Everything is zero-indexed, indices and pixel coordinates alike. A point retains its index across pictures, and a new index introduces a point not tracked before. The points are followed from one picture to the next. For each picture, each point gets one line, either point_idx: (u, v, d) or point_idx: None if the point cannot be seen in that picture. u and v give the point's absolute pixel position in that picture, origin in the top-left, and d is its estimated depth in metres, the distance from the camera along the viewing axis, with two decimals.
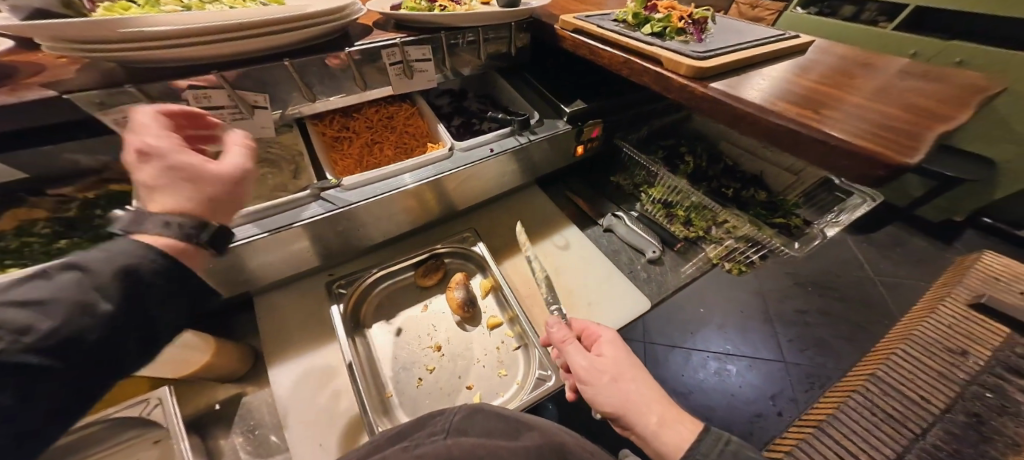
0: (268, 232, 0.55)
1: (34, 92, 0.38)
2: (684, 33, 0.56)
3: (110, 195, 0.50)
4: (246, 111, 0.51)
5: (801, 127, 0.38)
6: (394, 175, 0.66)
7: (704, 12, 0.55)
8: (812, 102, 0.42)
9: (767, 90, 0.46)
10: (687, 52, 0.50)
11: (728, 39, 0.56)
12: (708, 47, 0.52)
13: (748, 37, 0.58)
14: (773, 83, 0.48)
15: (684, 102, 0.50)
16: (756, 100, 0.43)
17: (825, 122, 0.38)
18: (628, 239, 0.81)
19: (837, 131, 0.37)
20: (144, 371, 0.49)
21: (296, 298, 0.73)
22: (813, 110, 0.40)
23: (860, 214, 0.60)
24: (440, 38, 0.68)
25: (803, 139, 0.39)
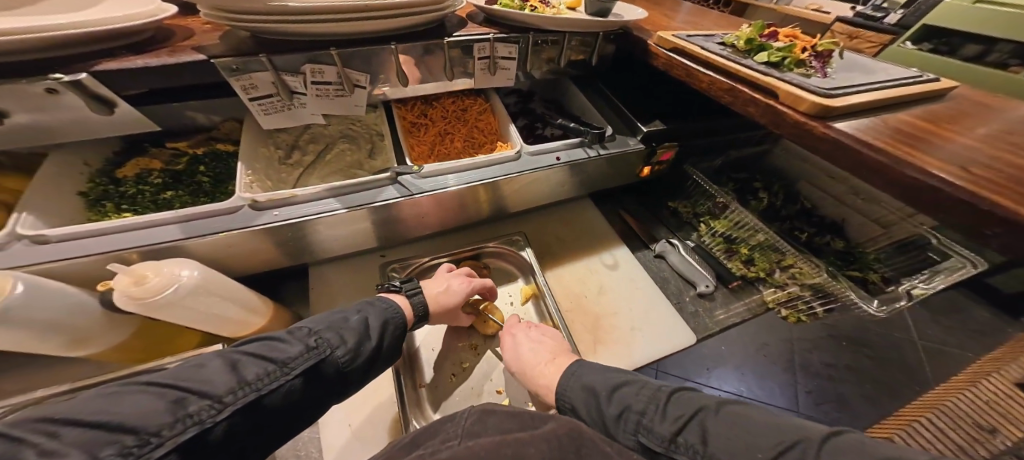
0: (347, 209, 0.56)
1: (187, 54, 0.46)
2: (804, 66, 0.56)
3: (215, 152, 0.62)
4: (347, 89, 0.58)
5: (914, 172, 0.38)
6: (441, 174, 0.64)
7: (830, 44, 0.55)
8: (936, 150, 0.41)
9: (892, 135, 0.44)
10: (810, 87, 0.48)
11: (852, 76, 0.55)
12: (832, 84, 0.51)
13: (878, 76, 0.56)
14: (896, 126, 0.46)
15: (798, 137, 0.49)
16: (860, 137, 0.43)
17: (943, 168, 0.37)
18: (680, 268, 0.80)
19: (954, 177, 0.36)
20: (214, 325, 0.51)
21: (345, 274, 0.74)
22: (938, 162, 0.39)
23: (958, 280, 0.60)
24: (528, 37, 0.69)
25: (913, 183, 0.38)
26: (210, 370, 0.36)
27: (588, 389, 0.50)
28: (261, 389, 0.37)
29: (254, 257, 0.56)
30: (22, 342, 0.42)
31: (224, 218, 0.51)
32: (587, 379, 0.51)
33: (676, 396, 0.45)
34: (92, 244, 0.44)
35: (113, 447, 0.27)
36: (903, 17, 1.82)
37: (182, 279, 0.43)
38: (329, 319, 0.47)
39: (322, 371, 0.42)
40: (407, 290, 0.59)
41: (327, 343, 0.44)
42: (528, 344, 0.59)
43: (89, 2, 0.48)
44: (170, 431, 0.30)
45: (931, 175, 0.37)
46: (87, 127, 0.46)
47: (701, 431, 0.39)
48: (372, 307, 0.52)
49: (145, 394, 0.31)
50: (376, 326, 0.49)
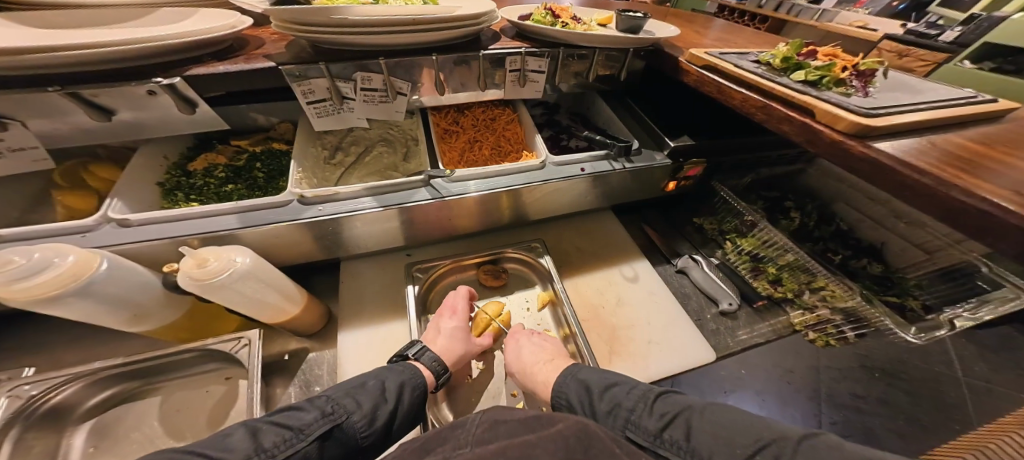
0: (383, 207, 0.60)
1: (258, 61, 0.52)
2: (844, 84, 0.55)
3: (270, 151, 0.67)
4: (390, 96, 0.63)
5: (964, 196, 0.37)
6: (466, 181, 0.67)
7: (874, 63, 0.54)
8: (989, 174, 0.39)
9: (950, 161, 0.42)
10: (851, 106, 0.48)
11: (898, 96, 0.54)
12: (873, 103, 0.50)
13: (923, 97, 0.55)
14: (947, 150, 0.45)
15: (836, 158, 0.48)
16: (909, 159, 0.42)
17: (1002, 195, 0.35)
18: (703, 285, 0.79)
19: (1014, 204, 0.34)
20: (256, 311, 0.55)
21: (375, 269, 0.78)
22: (994, 187, 0.37)
23: (1009, 310, 0.57)
24: (559, 52, 0.72)
25: (962, 208, 0.37)
26: (231, 439, 0.39)
27: (580, 384, 0.54)
28: (278, 455, 0.39)
29: (296, 248, 0.61)
30: (95, 313, 0.47)
31: (275, 210, 0.56)
32: (582, 377, 0.56)
33: (662, 398, 0.50)
34: (164, 229, 0.50)
35: None
36: (961, 34, 1.59)
37: (236, 265, 0.48)
38: (349, 385, 0.50)
39: (336, 437, 0.44)
40: (417, 354, 0.58)
41: (343, 409, 0.46)
42: (530, 349, 0.62)
43: (179, 17, 0.55)
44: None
45: (981, 199, 0.35)
46: (171, 125, 0.52)
47: (686, 428, 0.45)
48: (390, 370, 0.54)
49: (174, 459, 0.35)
50: (395, 388, 0.51)
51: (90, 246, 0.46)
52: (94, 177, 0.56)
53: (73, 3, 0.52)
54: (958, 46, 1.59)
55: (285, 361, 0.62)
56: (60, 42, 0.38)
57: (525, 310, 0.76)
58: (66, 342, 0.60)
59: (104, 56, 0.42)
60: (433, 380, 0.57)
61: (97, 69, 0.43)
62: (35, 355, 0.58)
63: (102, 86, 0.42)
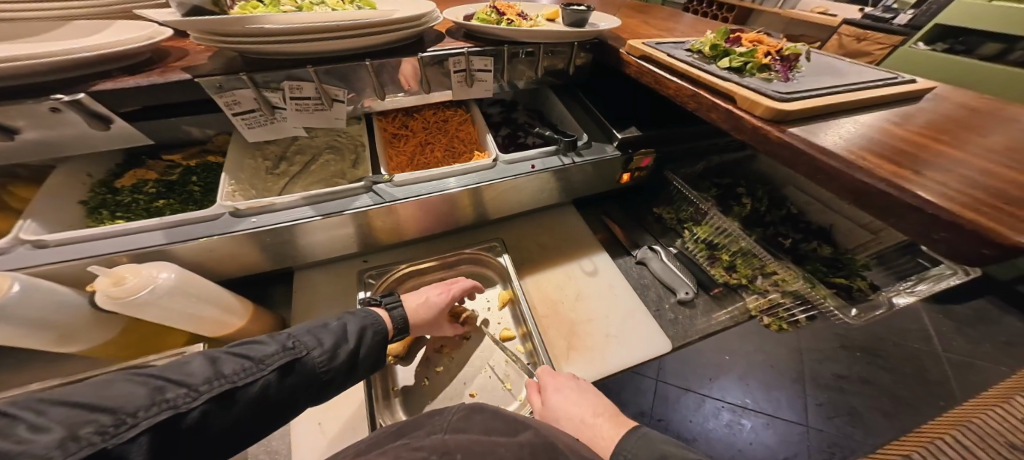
0: (322, 216, 0.59)
1: (175, 74, 0.50)
2: (768, 70, 0.56)
3: (207, 164, 0.66)
4: (325, 103, 0.62)
5: (866, 177, 0.37)
6: (441, 178, 0.68)
7: (795, 49, 0.54)
8: (898, 155, 0.40)
9: (861, 143, 0.43)
10: (770, 91, 0.49)
11: (820, 80, 0.54)
12: (794, 87, 0.50)
13: (848, 79, 0.55)
14: (862, 132, 0.45)
15: (757, 143, 0.49)
16: (819, 143, 0.43)
17: (900, 173, 0.36)
18: (662, 275, 0.79)
19: (909, 182, 0.35)
20: (194, 327, 0.54)
21: (331, 277, 0.77)
22: (897, 167, 0.37)
23: (944, 286, 0.60)
24: (503, 50, 0.71)
25: (865, 189, 0.37)
26: (191, 365, 0.39)
27: (658, 453, 0.44)
28: (238, 382, 0.39)
29: (236, 261, 0.60)
30: (8, 338, 0.44)
31: (205, 224, 0.54)
32: (662, 445, 0.45)
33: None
34: (84, 248, 0.48)
35: (91, 426, 0.30)
36: (914, 17, 1.65)
37: (159, 281, 0.47)
38: (311, 324, 0.50)
39: (299, 369, 0.44)
40: (388, 304, 0.59)
41: (304, 345, 0.46)
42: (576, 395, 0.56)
43: (97, 32, 0.54)
44: (146, 413, 0.33)
45: (880, 179, 0.36)
46: (90, 142, 0.51)
47: None
48: (354, 315, 0.54)
49: (127, 382, 0.34)
50: (355, 331, 0.51)
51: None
52: (15, 197, 0.55)
53: None
54: (912, 29, 1.65)
55: None
56: None
57: (488, 310, 0.76)
58: None
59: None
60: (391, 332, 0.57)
61: (1, 87, 0.43)
62: None
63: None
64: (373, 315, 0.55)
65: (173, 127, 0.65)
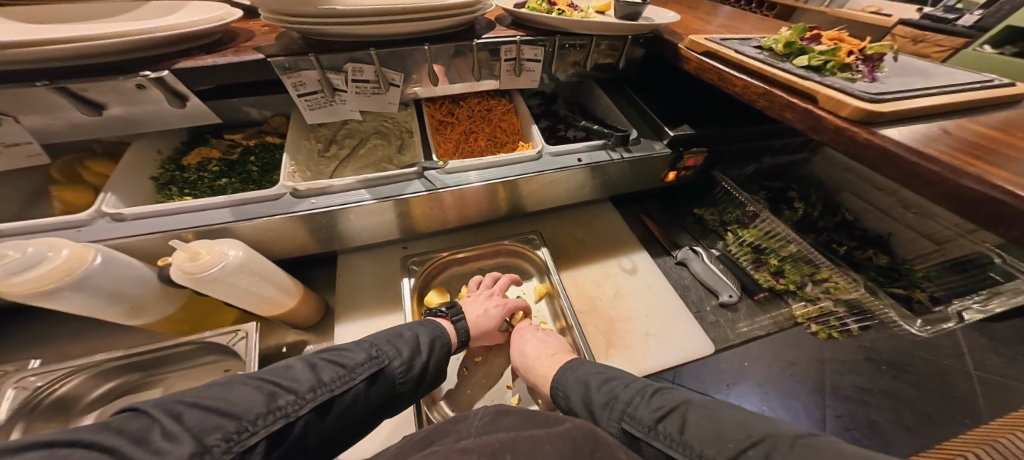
0: (377, 200, 0.60)
1: (248, 54, 0.52)
2: (849, 69, 0.54)
3: (263, 144, 0.67)
4: (382, 87, 0.62)
5: (976, 182, 0.36)
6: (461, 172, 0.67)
7: (881, 47, 0.53)
8: (1002, 160, 0.38)
9: (972, 151, 0.40)
10: (856, 92, 0.47)
11: (904, 82, 0.53)
12: (879, 89, 0.49)
13: (931, 82, 0.53)
14: (958, 135, 0.43)
15: (841, 144, 0.48)
16: (917, 146, 0.41)
17: (1011, 180, 0.35)
18: (704, 277, 0.78)
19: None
20: (254, 304, 0.55)
21: (370, 262, 0.78)
22: (1009, 174, 0.36)
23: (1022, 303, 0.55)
24: (555, 40, 0.70)
25: (971, 195, 0.36)
26: (292, 370, 0.41)
27: (581, 380, 0.54)
28: (335, 390, 0.41)
29: (290, 241, 0.61)
30: (87, 308, 0.46)
31: (269, 203, 0.55)
32: (582, 373, 0.56)
33: (659, 391, 0.50)
34: (158, 223, 0.50)
35: (218, 432, 0.31)
36: (981, 18, 1.56)
37: (228, 258, 0.47)
38: (387, 333, 0.52)
39: (382, 379, 0.46)
40: (452, 315, 0.60)
41: (387, 354, 0.48)
42: (533, 341, 0.63)
43: (172, 13, 0.55)
44: (262, 422, 0.34)
45: (992, 186, 0.35)
46: (164, 119, 0.52)
47: (680, 422, 0.44)
48: (423, 325, 0.56)
49: (246, 386, 0.36)
50: (427, 343, 0.53)
51: (82, 240, 0.46)
52: (90, 172, 0.58)
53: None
54: (977, 31, 1.55)
55: (283, 353, 0.62)
56: (45, 37, 0.39)
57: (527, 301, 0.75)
58: (68, 336, 0.60)
59: (89, 51, 0.42)
60: (455, 345, 0.60)
61: (94, 63, 0.44)
62: (35, 349, 0.58)
63: (96, 80, 0.43)
64: (442, 330, 0.57)
65: (233, 109, 0.67)
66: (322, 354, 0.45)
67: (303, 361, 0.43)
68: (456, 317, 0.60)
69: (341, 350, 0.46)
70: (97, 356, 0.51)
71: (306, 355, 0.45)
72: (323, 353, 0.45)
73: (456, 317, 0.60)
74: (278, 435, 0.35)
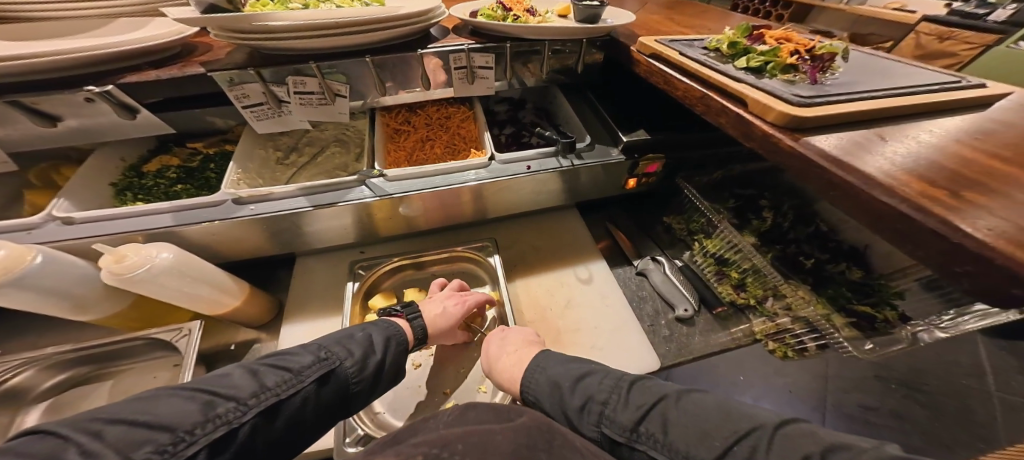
0: (315, 207, 0.61)
1: (192, 68, 0.54)
2: (791, 71, 0.51)
3: (224, 152, 0.71)
4: (328, 98, 0.64)
5: (888, 197, 0.32)
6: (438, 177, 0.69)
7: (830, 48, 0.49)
8: (926, 172, 0.34)
9: (899, 162, 0.36)
10: (786, 96, 0.44)
11: (851, 83, 0.49)
12: (815, 92, 0.46)
13: (884, 83, 0.49)
14: (892, 143, 0.40)
15: (768, 151, 0.45)
16: (840, 155, 0.38)
17: (925, 193, 0.31)
18: (662, 289, 0.75)
19: (936, 204, 0.30)
20: (193, 305, 0.58)
21: (329, 265, 0.80)
22: (926, 188, 0.32)
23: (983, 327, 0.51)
24: (505, 47, 0.69)
25: (883, 210, 0.33)
26: (231, 377, 0.41)
27: (553, 382, 0.53)
28: (281, 395, 0.42)
29: (238, 244, 0.64)
30: (32, 304, 0.50)
31: (211, 209, 0.58)
32: (555, 372, 0.54)
33: (636, 386, 0.49)
34: (101, 226, 0.53)
35: (150, 445, 0.31)
36: (1017, 12, 1.41)
37: (155, 261, 0.50)
38: (338, 335, 0.52)
39: (333, 380, 0.47)
40: (409, 313, 0.62)
41: (337, 355, 0.49)
42: (500, 341, 0.60)
43: (133, 29, 0.59)
44: (200, 430, 0.35)
45: (903, 200, 0.31)
46: (121, 129, 0.56)
47: (661, 421, 0.43)
48: (377, 325, 0.57)
49: (178, 397, 0.36)
50: (381, 341, 0.54)
51: (30, 241, 0.50)
52: (63, 177, 0.64)
53: (32, 22, 0.57)
54: (1012, 25, 1.41)
55: (229, 351, 0.65)
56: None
57: None
58: (42, 330, 0.66)
59: (36, 68, 0.46)
60: (413, 342, 0.60)
61: (46, 79, 0.48)
62: (15, 339, 0.64)
63: (43, 95, 0.46)
64: (396, 328, 0.58)
65: (198, 119, 0.71)
66: (267, 361, 0.45)
67: (246, 368, 0.43)
68: (412, 316, 0.62)
69: (289, 354, 0.47)
70: (50, 349, 0.58)
71: (251, 361, 0.45)
72: (269, 359, 0.45)
73: (412, 315, 0.61)
74: (220, 445, 0.35)
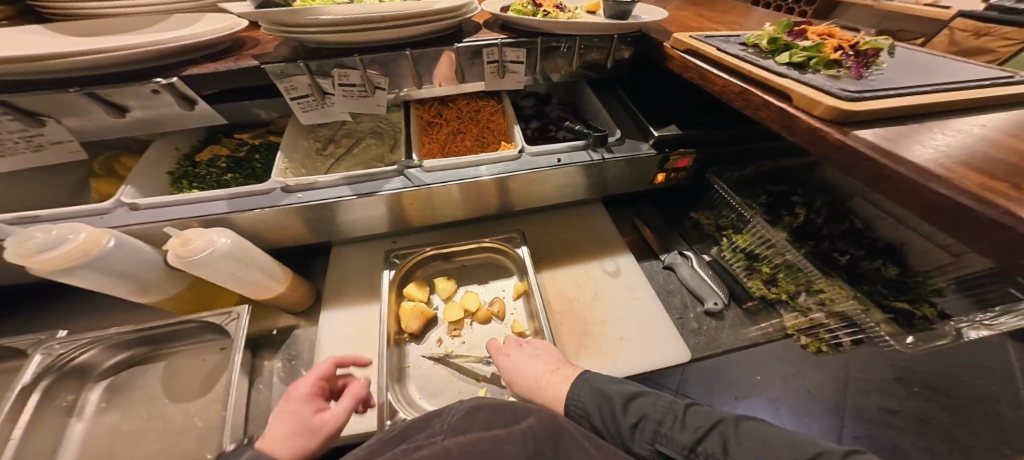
0: (357, 196, 0.64)
1: (246, 61, 0.57)
2: (836, 67, 0.51)
3: (269, 143, 0.74)
4: (368, 90, 0.66)
5: (945, 188, 0.32)
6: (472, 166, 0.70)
7: (875, 44, 0.49)
8: (991, 165, 0.34)
9: (953, 154, 0.36)
10: (832, 91, 0.44)
11: (898, 79, 0.49)
12: (863, 87, 0.46)
13: (934, 79, 0.49)
14: (946, 135, 0.39)
15: (814, 146, 0.45)
16: (894, 148, 0.37)
17: (986, 185, 0.31)
18: (690, 283, 0.75)
19: (1000, 196, 0.30)
20: (243, 289, 0.61)
21: (363, 254, 0.83)
22: (989, 181, 0.32)
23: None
24: (536, 42, 0.70)
25: (941, 202, 0.33)
26: None
27: (602, 396, 0.52)
28: None
29: (282, 232, 0.67)
30: (104, 284, 0.53)
31: (260, 197, 0.61)
32: (603, 387, 0.53)
33: (691, 409, 0.49)
34: (162, 212, 0.57)
35: None
36: None
37: (218, 244, 0.53)
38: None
39: None
40: None
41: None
42: (529, 359, 0.58)
43: (189, 25, 0.63)
44: None
45: (961, 191, 0.31)
46: (180, 120, 0.60)
47: (724, 440, 0.43)
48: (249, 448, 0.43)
49: None
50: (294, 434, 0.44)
51: (103, 225, 0.54)
52: (124, 167, 0.68)
53: (99, 19, 0.61)
54: None
55: (272, 335, 0.69)
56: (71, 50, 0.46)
57: (508, 295, 0.76)
58: (101, 311, 0.71)
59: (109, 62, 0.49)
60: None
61: (117, 71, 0.52)
62: (78, 319, 0.69)
63: (116, 87, 0.50)
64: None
65: (243, 112, 0.75)
66: None
67: None
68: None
69: None
70: (110, 328, 0.64)
71: None
72: None
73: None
74: None
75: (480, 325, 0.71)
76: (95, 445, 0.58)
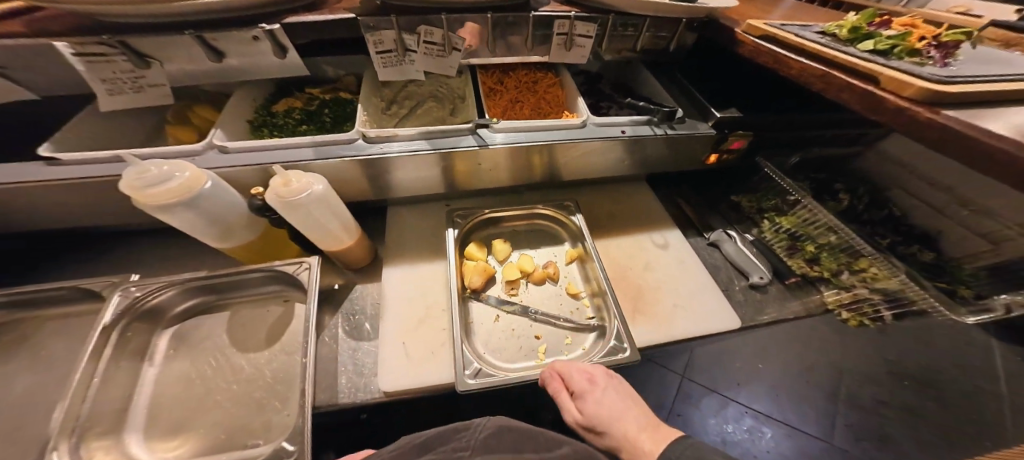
0: (436, 150, 0.66)
1: (339, 14, 0.59)
2: (920, 55, 0.54)
3: (337, 99, 0.75)
4: (447, 51, 0.67)
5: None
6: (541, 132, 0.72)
7: (958, 36, 0.52)
8: None
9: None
10: (923, 75, 0.47)
11: (981, 69, 0.51)
12: (950, 72, 0.48)
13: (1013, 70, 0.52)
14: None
15: (900, 125, 0.48)
16: (983, 126, 0.40)
17: None
18: (735, 259, 0.79)
19: None
20: (320, 237, 0.63)
21: (419, 216, 0.85)
22: None
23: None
24: (608, 19, 0.72)
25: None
26: None
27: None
28: None
29: (355, 187, 0.69)
30: (196, 225, 0.55)
31: (344, 145, 0.63)
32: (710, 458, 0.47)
33: None
34: (254, 157, 0.59)
35: None
36: None
37: (314, 187, 0.55)
38: None
39: None
40: None
41: None
42: (617, 401, 0.53)
43: None
44: None
45: None
46: (269, 69, 0.61)
47: None
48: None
49: None
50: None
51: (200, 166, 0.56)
52: (199, 116, 0.68)
53: None
54: None
55: (335, 289, 0.73)
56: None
57: (562, 261, 0.79)
58: (174, 258, 0.75)
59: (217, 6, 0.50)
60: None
61: (221, 15, 0.53)
62: (154, 264, 0.73)
63: (222, 30, 0.51)
64: None
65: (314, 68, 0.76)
66: None
67: None
68: None
69: None
70: (187, 272, 0.68)
71: None
72: None
73: None
74: None
75: (536, 286, 0.74)
76: (172, 388, 0.60)
